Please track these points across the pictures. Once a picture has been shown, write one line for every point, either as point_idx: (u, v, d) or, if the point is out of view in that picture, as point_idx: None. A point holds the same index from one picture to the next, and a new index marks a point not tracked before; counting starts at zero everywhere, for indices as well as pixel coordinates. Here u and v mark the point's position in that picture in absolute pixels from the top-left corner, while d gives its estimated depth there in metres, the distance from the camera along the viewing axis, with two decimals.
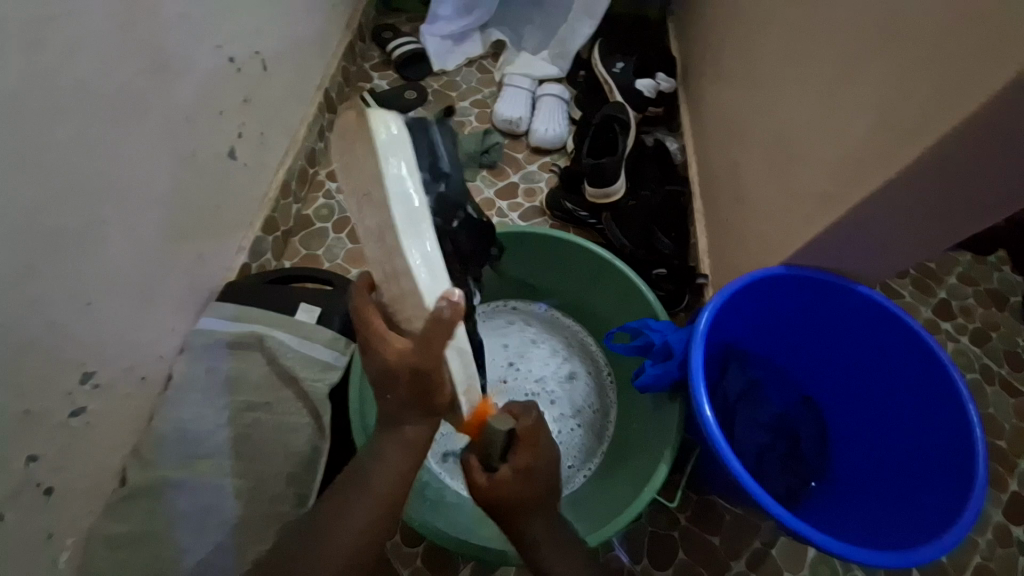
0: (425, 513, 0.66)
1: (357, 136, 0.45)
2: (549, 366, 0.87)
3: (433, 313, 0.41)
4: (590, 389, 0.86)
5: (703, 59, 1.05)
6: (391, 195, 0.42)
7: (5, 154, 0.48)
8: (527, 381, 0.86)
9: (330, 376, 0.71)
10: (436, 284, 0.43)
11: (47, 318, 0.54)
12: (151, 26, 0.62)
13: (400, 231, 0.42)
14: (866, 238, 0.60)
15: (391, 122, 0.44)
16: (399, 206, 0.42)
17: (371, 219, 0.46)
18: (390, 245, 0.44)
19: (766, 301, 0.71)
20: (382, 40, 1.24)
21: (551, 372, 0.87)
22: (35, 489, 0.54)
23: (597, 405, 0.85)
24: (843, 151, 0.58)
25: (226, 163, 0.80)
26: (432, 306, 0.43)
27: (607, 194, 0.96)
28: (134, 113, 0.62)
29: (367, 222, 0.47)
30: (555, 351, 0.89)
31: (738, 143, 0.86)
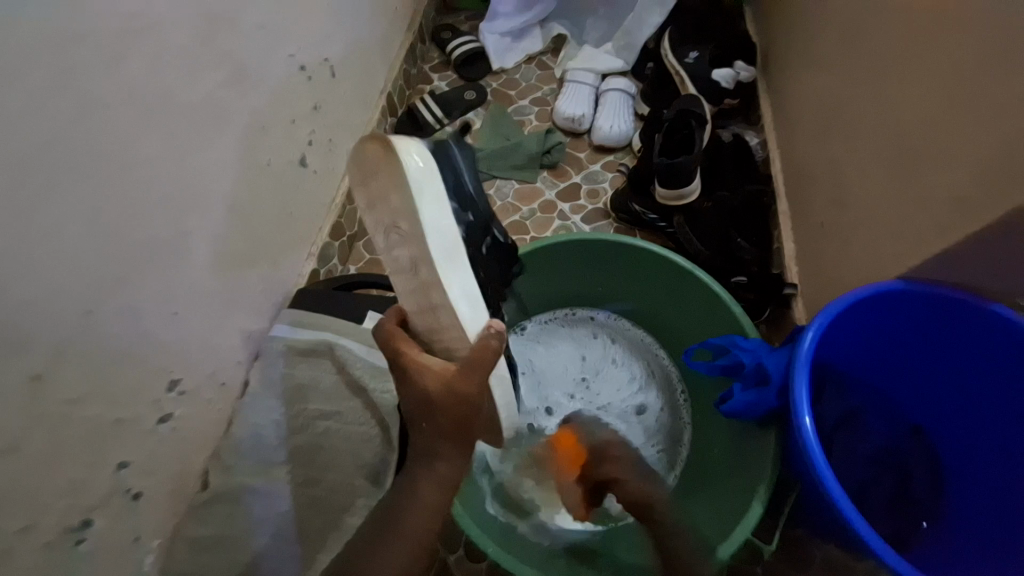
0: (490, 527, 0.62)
1: (381, 168, 0.48)
2: (623, 392, 0.82)
3: (482, 344, 0.49)
4: (664, 426, 0.79)
5: (790, 43, 0.95)
6: (429, 233, 0.48)
7: (105, 169, 0.50)
8: (595, 399, 0.82)
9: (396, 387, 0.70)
10: (476, 316, 0.51)
11: (139, 327, 0.56)
12: (230, 39, 0.64)
13: (440, 267, 0.48)
14: (1014, 249, 0.51)
15: (418, 155, 0.47)
16: (437, 244, 0.48)
17: (404, 252, 0.51)
18: (427, 279, 0.50)
19: (874, 320, 0.63)
20: (442, 41, 1.23)
21: (624, 398, 0.82)
22: (125, 495, 0.57)
23: (668, 443, 0.78)
24: (988, 147, 0.49)
25: (298, 171, 0.81)
26: (476, 336, 0.50)
27: (680, 195, 0.89)
28: (214, 125, 0.63)
29: (397, 254, 0.52)
30: (634, 377, 0.83)
31: (837, 137, 0.76)
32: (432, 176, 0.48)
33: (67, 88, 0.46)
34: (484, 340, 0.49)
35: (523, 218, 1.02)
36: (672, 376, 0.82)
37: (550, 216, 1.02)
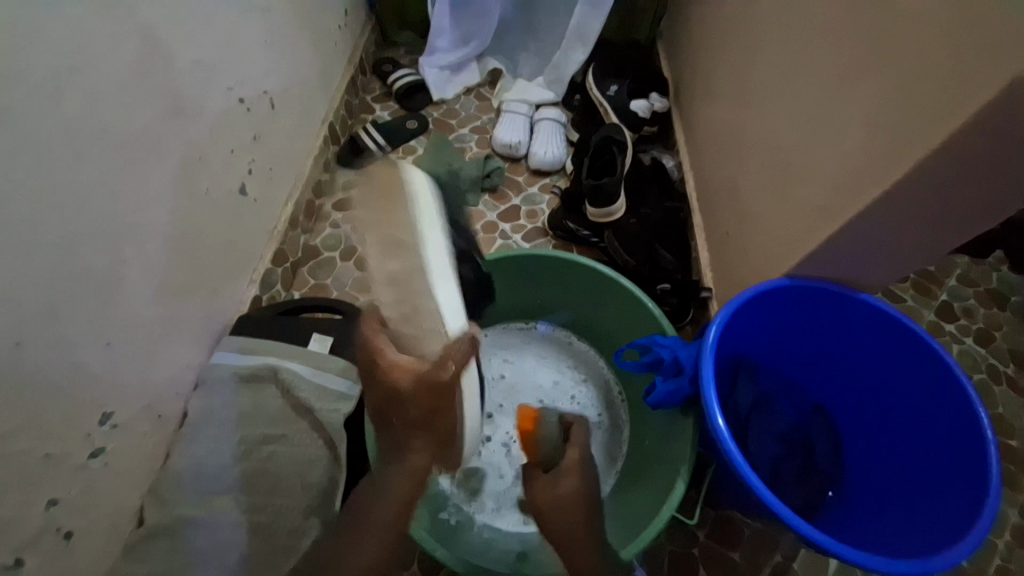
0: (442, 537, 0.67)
1: (384, 196, 0.58)
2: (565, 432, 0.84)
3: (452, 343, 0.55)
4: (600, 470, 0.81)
5: (696, 78, 1.08)
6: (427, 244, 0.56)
7: (36, 202, 0.51)
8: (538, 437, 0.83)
9: (342, 407, 0.72)
10: (456, 320, 0.57)
11: (71, 360, 0.55)
12: (166, 76, 0.66)
13: (433, 275, 0.56)
14: (866, 249, 0.61)
15: (426, 188, 0.60)
16: (431, 253, 0.56)
17: (392, 267, 0.57)
18: (416, 286, 0.56)
19: (771, 312, 0.72)
20: (383, 73, 1.29)
21: None
22: (57, 533, 0.55)
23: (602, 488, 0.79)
24: (839, 165, 0.60)
25: (238, 199, 0.82)
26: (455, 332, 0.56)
27: (608, 213, 0.98)
28: (151, 158, 0.64)
29: (383, 273, 0.57)
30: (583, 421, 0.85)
31: (735, 160, 0.88)
32: (433, 203, 0.59)
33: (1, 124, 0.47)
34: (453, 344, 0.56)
35: None
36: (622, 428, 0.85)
37: (492, 236, 1.08)
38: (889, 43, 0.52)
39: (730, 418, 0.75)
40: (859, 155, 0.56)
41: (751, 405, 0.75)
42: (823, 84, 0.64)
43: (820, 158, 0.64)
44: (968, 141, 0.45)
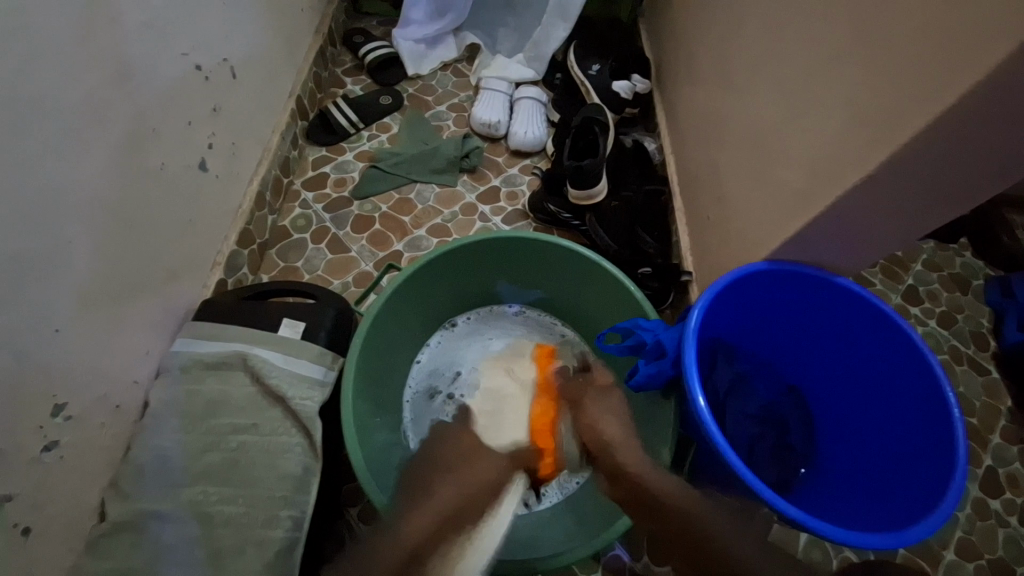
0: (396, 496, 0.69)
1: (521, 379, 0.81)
2: None
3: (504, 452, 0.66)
4: None
5: (677, 60, 1.06)
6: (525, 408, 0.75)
7: None
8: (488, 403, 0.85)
9: (318, 394, 0.70)
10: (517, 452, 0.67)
11: (14, 348, 0.51)
12: (112, 38, 0.60)
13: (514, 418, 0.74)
14: (844, 234, 0.62)
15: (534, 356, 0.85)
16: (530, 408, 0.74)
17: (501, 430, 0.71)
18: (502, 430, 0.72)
19: (751, 296, 0.73)
20: (354, 45, 1.22)
21: None
22: (12, 530, 0.52)
23: None
24: (820, 149, 0.60)
25: (197, 175, 0.77)
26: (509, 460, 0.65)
27: (590, 196, 0.97)
28: (97, 127, 0.59)
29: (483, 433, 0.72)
30: None
31: (715, 143, 0.87)
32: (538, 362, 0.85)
33: None
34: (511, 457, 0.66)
35: (444, 221, 1.04)
36: None
37: (472, 218, 1.05)
38: (870, 27, 0.52)
39: (710, 399, 0.77)
40: (840, 140, 0.56)
41: (729, 386, 0.76)
42: (805, 67, 0.63)
43: (800, 142, 0.64)
44: (944, 127, 0.46)
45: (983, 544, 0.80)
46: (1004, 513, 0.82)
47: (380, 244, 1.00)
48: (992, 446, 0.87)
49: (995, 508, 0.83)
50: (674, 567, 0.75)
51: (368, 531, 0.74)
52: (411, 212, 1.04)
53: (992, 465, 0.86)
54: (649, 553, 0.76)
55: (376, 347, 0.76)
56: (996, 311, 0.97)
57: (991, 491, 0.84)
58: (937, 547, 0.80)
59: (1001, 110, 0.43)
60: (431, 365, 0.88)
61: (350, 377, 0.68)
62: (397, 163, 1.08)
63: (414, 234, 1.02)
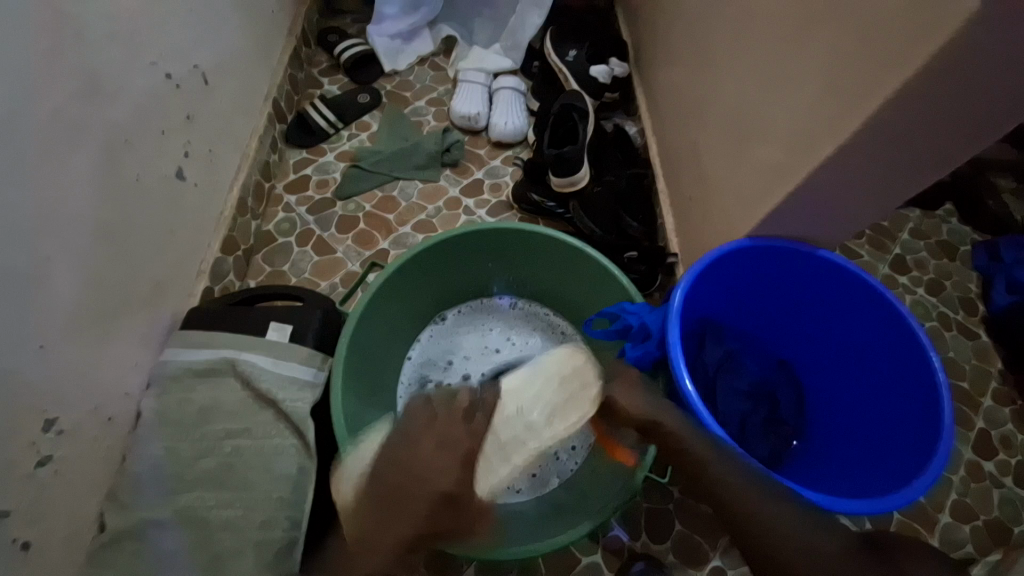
0: None
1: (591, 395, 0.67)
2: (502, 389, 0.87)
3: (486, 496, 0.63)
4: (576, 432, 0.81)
5: (654, 41, 1.06)
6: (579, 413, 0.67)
7: None
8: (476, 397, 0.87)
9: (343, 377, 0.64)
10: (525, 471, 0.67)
11: (1, 366, 0.51)
12: (78, 48, 0.59)
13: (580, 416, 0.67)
14: (822, 206, 0.63)
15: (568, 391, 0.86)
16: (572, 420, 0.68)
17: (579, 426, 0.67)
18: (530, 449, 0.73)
19: (736, 273, 0.73)
20: (329, 44, 1.21)
21: None
22: (11, 546, 0.52)
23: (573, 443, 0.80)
24: (795, 121, 0.59)
25: (176, 185, 0.77)
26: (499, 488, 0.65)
27: (573, 182, 0.96)
28: (69, 141, 0.59)
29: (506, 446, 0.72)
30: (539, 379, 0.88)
31: (694, 123, 0.87)
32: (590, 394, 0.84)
33: None
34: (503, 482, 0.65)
35: (429, 216, 1.04)
36: None
37: (456, 212, 1.05)
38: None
39: (700, 378, 0.77)
40: (812, 112, 0.57)
41: (719, 364, 0.77)
42: (777, 41, 0.63)
43: (774, 117, 0.64)
44: (914, 91, 0.46)
45: (978, 505, 0.81)
46: (997, 473, 0.84)
47: (367, 243, 1.00)
48: (984, 408, 0.88)
49: (988, 469, 0.84)
50: (673, 545, 0.76)
51: None
52: (395, 210, 1.04)
53: (985, 427, 0.87)
54: (647, 533, 0.77)
55: (365, 345, 0.76)
56: (984, 276, 0.98)
57: (983, 452, 0.85)
58: (931, 510, 0.81)
59: (969, 71, 0.43)
60: (427, 355, 0.89)
61: (340, 375, 0.69)
62: (379, 161, 1.08)
63: (399, 231, 1.02)
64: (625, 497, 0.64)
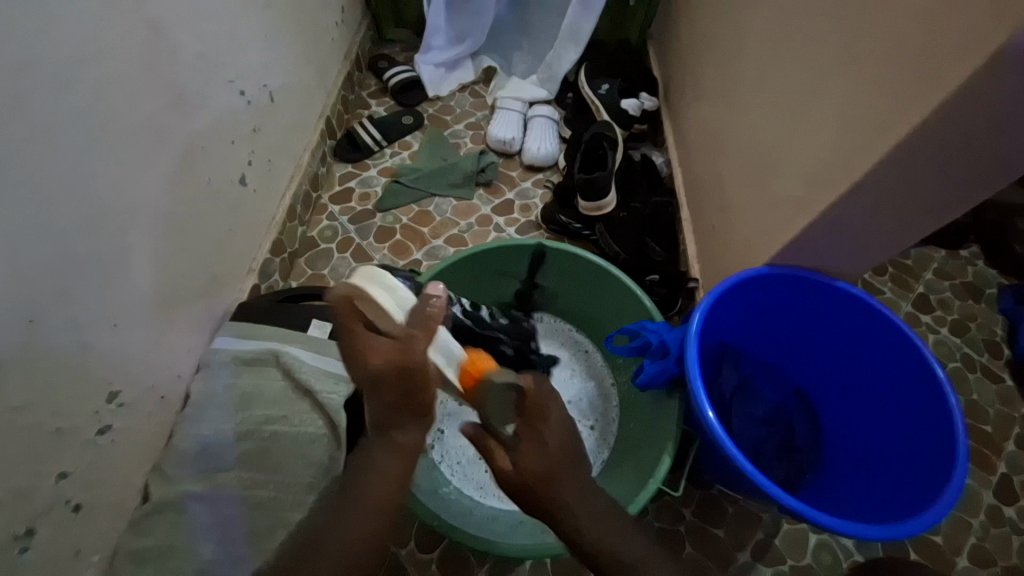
0: None
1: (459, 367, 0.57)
2: None
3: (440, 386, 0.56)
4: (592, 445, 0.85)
5: (683, 78, 1.12)
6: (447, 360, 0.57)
7: (51, 180, 0.53)
8: None
9: (385, 302, 0.56)
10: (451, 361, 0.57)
11: (80, 339, 0.57)
12: (170, 67, 0.68)
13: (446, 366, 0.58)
14: (840, 239, 0.65)
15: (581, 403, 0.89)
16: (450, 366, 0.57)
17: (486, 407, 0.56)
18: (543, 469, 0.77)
19: (753, 299, 0.75)
20: (379, 70, 1.32)
21: None
22: (64, 506, 0.57)
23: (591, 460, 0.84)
24: (815, 158, 0.63)
25: (238, 189, 0.84)
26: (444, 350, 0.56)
27: (599, 207, 1.01)
28: (155, 145, 0.66)
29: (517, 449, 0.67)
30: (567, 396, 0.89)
31: (719, 157, 0.91)
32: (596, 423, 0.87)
33: (23, 109, 0.50)
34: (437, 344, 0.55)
35: (460, 231, 1.10)
36: (603, 406, 0.88)
37: (487, 229, 1.11)
38: (858, 47, 0.56)
39: (716, 402, 0.79)
40: (831, 150, 0.60)
41: (735, 389, 0.78)
42: (799, 83, 0.67)
43: (794, 153, 0.68)
44: (926, 133, 0.49)
45: (999, 553, 0.79)
46: (1020, 521, 0.81)
47: (401, 253, 1.06)
48: (1008, 454, 0.87)
49: (1011, 517, 0.82)
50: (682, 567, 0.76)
51: None
52: (429, 223, 1.11)
53: (1008, 473, 0.85)
54: None
55: None
56: (1010, 320, 0.97)
57: (1007, 500, 0.83)
58: (950, 554, 0.79)
59: (978, 118, 0.46)
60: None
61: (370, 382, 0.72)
62: (418, 178, 1.15)
63: (432, 243, 1.08)
64: (632, 510, 0.67)
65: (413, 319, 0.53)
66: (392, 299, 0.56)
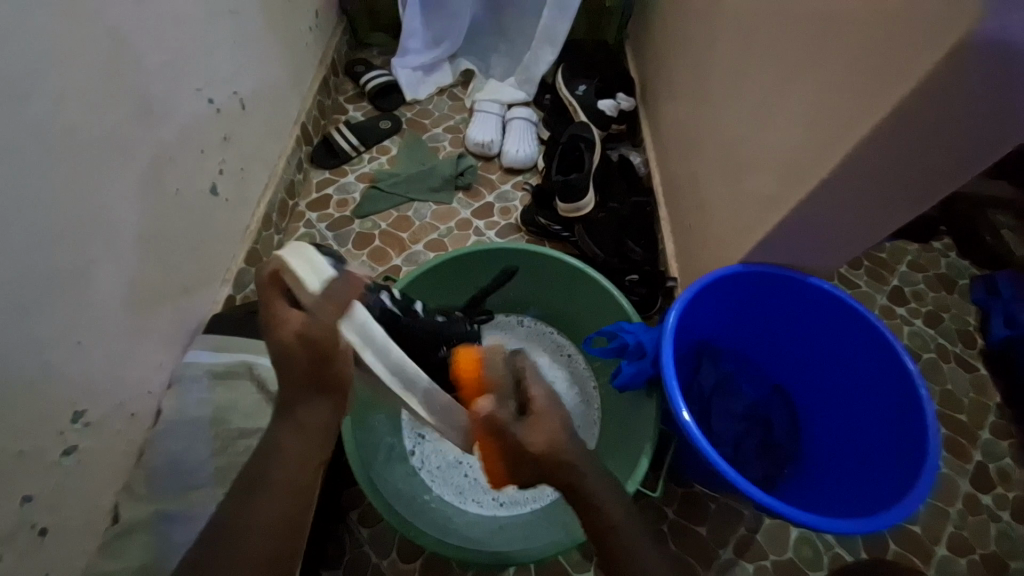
0: (382, 480, 0.72)
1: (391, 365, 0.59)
2: None
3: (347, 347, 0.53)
4: None
5: (658, 78, 1.12)
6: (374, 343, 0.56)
7: (10, 195, 0.52)
8: None
9: (301, 273, 0.53)
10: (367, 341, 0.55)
11: (43, 357, 0.56)
12: (135, 76, 0.66)
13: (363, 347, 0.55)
14: (810, 236, 0.66)
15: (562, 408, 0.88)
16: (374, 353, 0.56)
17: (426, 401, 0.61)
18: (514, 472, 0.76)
19: (729, 296, 0.76)
20: (355, 74, 1.30)
21: None
22: (31, 530, 0.56)
23: None
24: (783, 156, 0.64)
25: (210, 199, 0.83)
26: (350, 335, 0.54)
27: (578, 209, 1.01)
28: (120, 156, 0.65)
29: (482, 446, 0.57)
30: None
31: (694, 155, 0.92)
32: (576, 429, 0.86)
33: None
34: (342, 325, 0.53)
35: (440, 236, 1.09)
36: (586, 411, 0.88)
37: (466, 232, 1.10)
38: (821, 47, 0.57)
39: (695, 400, 0.79)
40: (798, 148, 0.61)
41: (713, 386, 0.79)
42: (768, 82, 0.68)
43: (764, 152, 0.68)
44: (887, 129, 0.49)
45: (976, 540, 0.81)
46: (996, 508, 0.83)
47: (380, 259, 1.06)
48: (983, 442, 0.88)
49: (987, 504, 0.83)
50: None
51: (368, 533, 0.77)
52: (409, 228, 1.10)
53: (983, 461, 0.87)
54: None
55: None
56: (982, 310, 0.99)
57: (982, 487, 0.85)
58: (929, 543, 0.80)
59: (937, 115, 0.47)
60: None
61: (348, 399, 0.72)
62: (396, 183, 1.14)
63: (412, 248, 1.07)
64: None
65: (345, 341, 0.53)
66: (311, 272, 0.54)
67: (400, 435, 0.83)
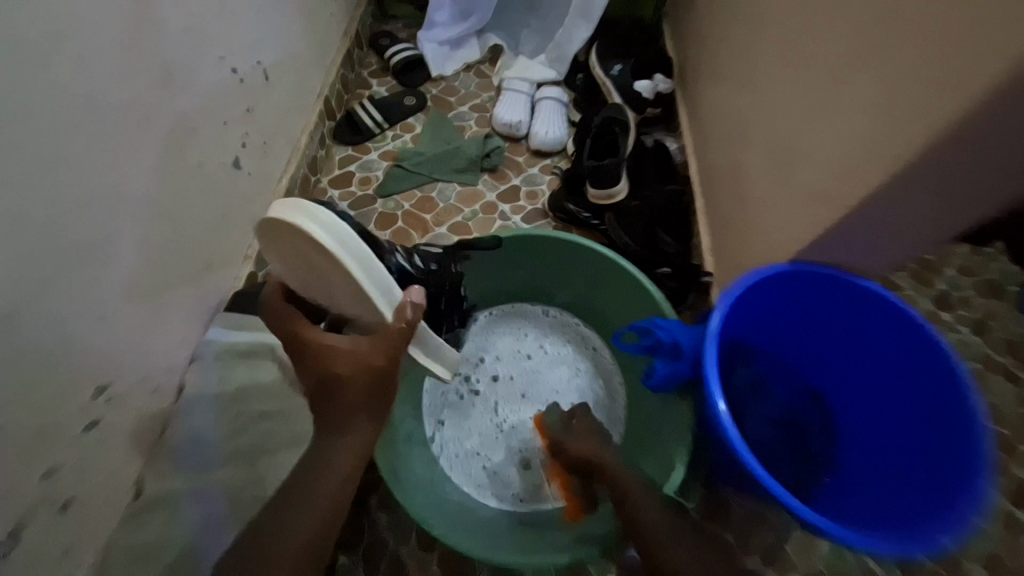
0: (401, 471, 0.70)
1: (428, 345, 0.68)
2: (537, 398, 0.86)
3: (398, 315, 0.57)
4: None
5: (700, 60, 1.06)
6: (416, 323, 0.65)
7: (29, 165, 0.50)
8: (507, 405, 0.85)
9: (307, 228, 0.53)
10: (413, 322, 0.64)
11: (63, 334, 0.54)
12: (156, 41, 0.63)
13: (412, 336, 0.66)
14: (867, 237, 0.61)
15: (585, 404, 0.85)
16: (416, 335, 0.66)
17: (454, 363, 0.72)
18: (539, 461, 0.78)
19: (771, 297, 0.71)
20: (380, 47, 1.25)
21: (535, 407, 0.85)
22: (53, 504, 0.55)
23: None
24: (843, 149, 0.59)
25: (232, 173, 0.81)
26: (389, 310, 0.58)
27: (610, 194, 0.97)
28: (141, 126, 0.62)
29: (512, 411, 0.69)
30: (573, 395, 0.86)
31: (738, 143, 0.86)
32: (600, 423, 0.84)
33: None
34: (401, 309, 0.58)
35: (465, 219, 1.06)
36: (610, 406, 0.85)
37: (491, 216, 1.06)
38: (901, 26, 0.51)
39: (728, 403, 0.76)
40: (864, 140, 0.56)
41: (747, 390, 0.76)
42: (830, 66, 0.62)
43: (822, 142, 0.63)
44: (978, 123, 0.44)
45: None
46: None
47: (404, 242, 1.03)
48: None
49: None
50: None
51: (386, 519, 0.76)
52: (433, 210, 1.06)
53: None
54: None
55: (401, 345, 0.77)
56: None
57: None
58: (969, 563, 0.76)
59: None
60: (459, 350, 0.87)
61: None
62: (421, 162, 1.11)
63: (435, 231, 1.04)
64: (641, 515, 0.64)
65: (390, 319, 0.58)
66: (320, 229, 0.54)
67: (420, 419, 0.82)
